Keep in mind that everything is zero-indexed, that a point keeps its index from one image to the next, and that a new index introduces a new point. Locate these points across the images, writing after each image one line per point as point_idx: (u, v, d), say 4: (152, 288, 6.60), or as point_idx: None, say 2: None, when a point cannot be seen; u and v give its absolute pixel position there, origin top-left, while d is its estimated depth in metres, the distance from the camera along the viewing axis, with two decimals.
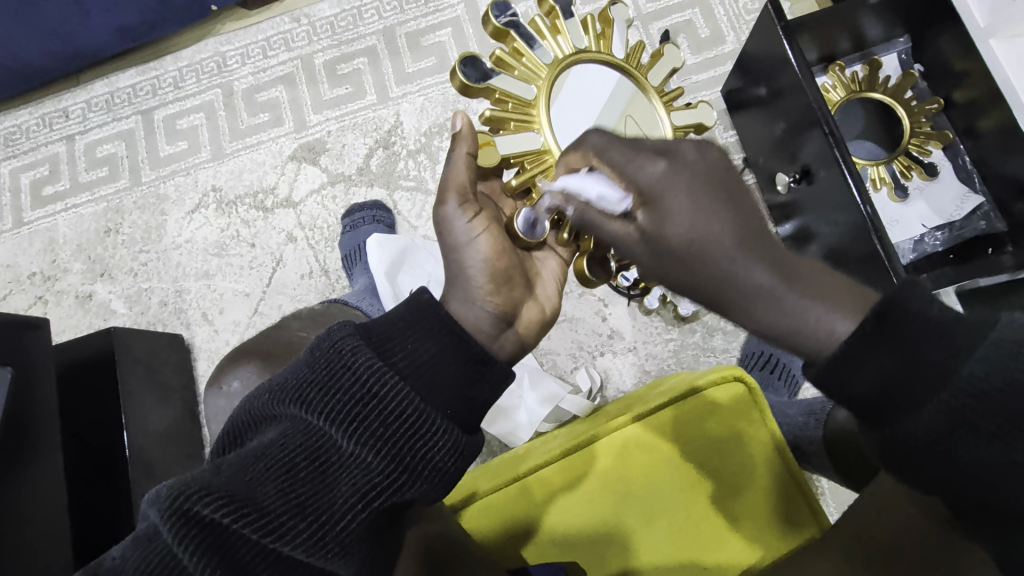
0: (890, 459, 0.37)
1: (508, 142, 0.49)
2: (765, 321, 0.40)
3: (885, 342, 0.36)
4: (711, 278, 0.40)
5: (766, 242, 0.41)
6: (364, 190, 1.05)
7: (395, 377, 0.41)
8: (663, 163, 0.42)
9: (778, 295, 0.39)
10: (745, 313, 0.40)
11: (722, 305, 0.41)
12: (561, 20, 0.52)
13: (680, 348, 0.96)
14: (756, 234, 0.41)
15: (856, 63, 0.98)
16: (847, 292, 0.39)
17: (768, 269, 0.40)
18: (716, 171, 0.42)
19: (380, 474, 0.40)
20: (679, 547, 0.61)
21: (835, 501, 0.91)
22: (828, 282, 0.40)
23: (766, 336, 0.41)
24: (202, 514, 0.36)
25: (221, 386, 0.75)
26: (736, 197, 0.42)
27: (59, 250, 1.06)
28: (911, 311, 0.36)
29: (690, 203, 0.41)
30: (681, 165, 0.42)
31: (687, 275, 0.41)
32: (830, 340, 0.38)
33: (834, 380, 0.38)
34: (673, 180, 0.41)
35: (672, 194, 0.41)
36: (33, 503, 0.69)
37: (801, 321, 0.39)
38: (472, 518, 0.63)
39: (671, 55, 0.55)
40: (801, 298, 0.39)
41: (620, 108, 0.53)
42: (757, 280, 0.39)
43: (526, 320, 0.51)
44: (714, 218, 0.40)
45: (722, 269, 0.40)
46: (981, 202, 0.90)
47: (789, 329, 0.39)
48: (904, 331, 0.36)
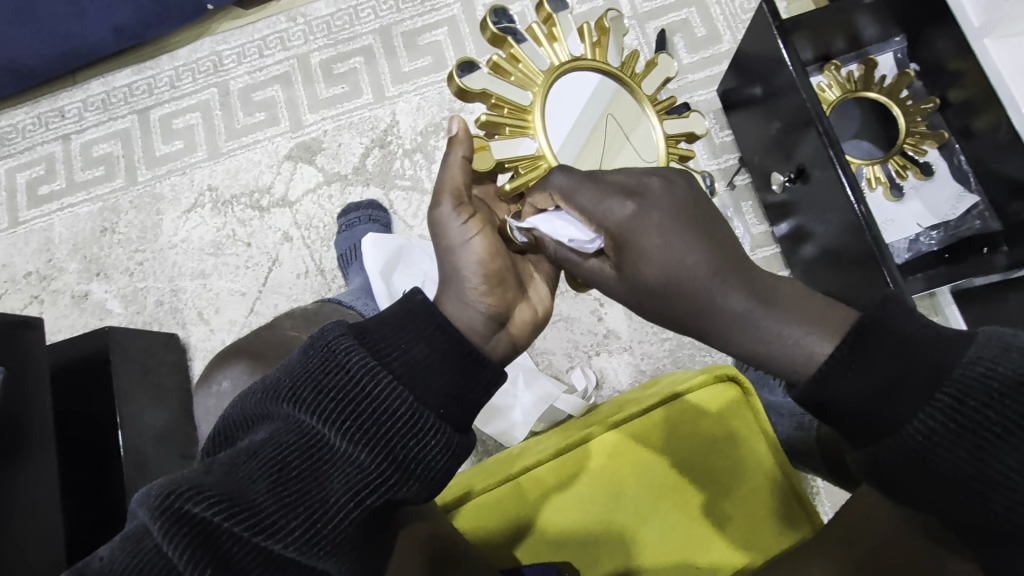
0: (878, 474, 0.38)
1: (501, 148, 0.49)
2: (747, 347, 0.40)
3: (855, 373, 0.37)
4: (691, 311, 0.41)
5: (739, 269, 0.41)
6: (360, 190, 1.05)
7: (387, 377, 0.41)
8: (631, 205, 0.42)
9: (754, 321, 0.40)
10: (722, 339, 0.41)
11: (699, 332, 0.42)
12: (558, 27, 0.51)
13: (676, 348, 0.95)
14: (733, 261, 0.41)
15: (852, 62, 0.98)
16: (824, 311, 0.40)
17: (745, 296, 0.40)
18: (686, 204, 0.42)
19: (373, 472, 0.40)
20: (673, 547, 0.61)
21: (830, 500, 0.91)
22: (813, 301, 0.41)
23: (750, 360, 0.41)
24: (193, 512, 0.36)
25: (213, 385, 0.75)
26: (708, 225, 0.42)
27: (55, 249, 1.06)
28: (888, 327, 0.37)
29: (660, 241, 0.41)
30: (650, 205, 0.42)
31: (667, 309, 0.43)
32: (809, 361, 0.38)
33: (823, 397, 0.38)
34: (642, 220, 0.41)
35: (642, 237, 0.41)
36: (27, 503, 0.69)
37: (778, 342, 0.39)
38: (466, 519, 0.62)
39: (665, 65, 0.55)
40: (777, 322, 0.40)
41: (599, 110, 0.53)
42: (734, 310, 0.40)
43: (520, 321, 0.51)
44: (687, 254, 0.41)
45: (700, 301, 0.41)
46: (976, 202, 0.90)
47: (766, 347, 0.40)
48: (878, 356, 0.36)
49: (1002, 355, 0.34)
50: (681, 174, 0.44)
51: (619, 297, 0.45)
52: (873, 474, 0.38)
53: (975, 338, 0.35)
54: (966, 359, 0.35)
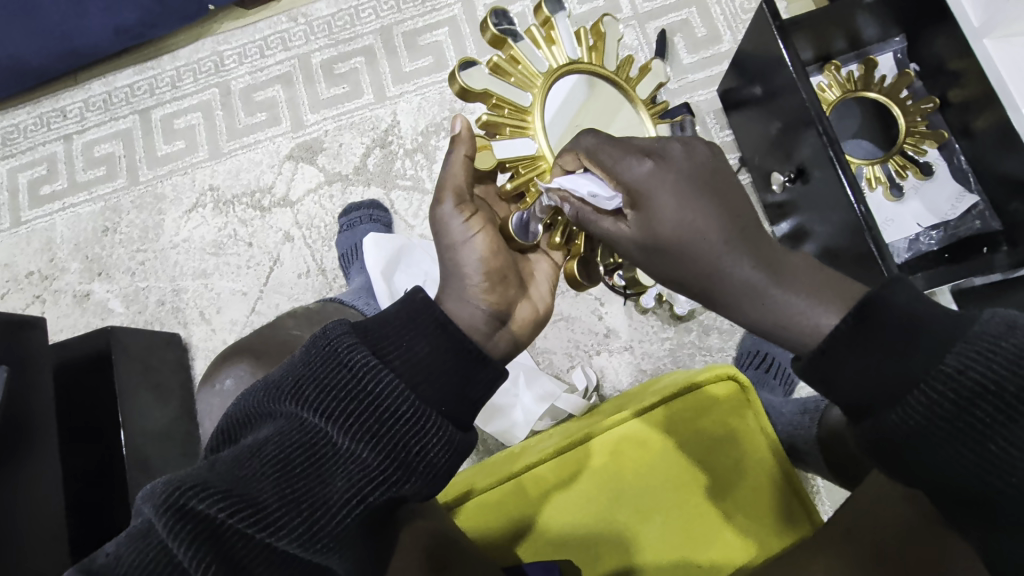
0: (874, 450, 0.38)
1: (504, 148, 0.50)
2: (751, 317, 0.40)
3: (871, 340, 0.36)
4: (699, 277, 0.41)
5: (752, 236, 0.41)
6: (361, 189, 1.05)
7: (390, 375, 0.42)
8: (649, 163, 0.42)
9: (764, 291, 0.39)
10: (728, 307, 0.41)
11: (710, 301, 0.42)
12: (556, 30, 0.52)
13: (676, 347, 0.96)
14: (744, 229, 0.41)
15: (852, 62, 0.98)
16: (834, 283, 0.40)
17: (755, 265, 0.40)
18: (702, 169, 0.42)
19: (375, 469, 0.41)
20: (674, 545, 0.61)
21: (830, 499, 0.91)
22: (821, 274, 0.40)
23: (753, 330, 0.41)
24: (197, 509, 0.36)
25: (216, 384, 0.75)
26: (723, 193, 0.42)
27: (57, 249, 1.06)
28: (896, 304, 0.36)
29: (675, 203, 0.41)
30: (667, 164, 0.42)
31: (675, 272, 0.42)
32: (815, 333, 0.38)
33: (823, 374, 0.38)
34: (659, 179, 0.41)
35: (659, 194, 0.41)
36: (30, 502, 0.70)
37: (785, 313, 0.39)
38: (468, 517, 0.63)
39: (658, 70, 0.56)
40: (787, 293, 0.39)
41: (575, 117, 0.52)
42: (743, 279, 0.40)
43: (521, 319, 0.52)
44: (699, 217, 0.41)
45: (708, 265, 0.40)
46: (976, 202, 0.90)
47: (771, 324, 0.39)
48: (891, 325, 0.36)
49: (1006, 332, 0.34)
50: (703, 142, 0.44)
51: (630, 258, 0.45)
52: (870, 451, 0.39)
53: (980, 321, 0.35)
54: (969, 336, 0.35)
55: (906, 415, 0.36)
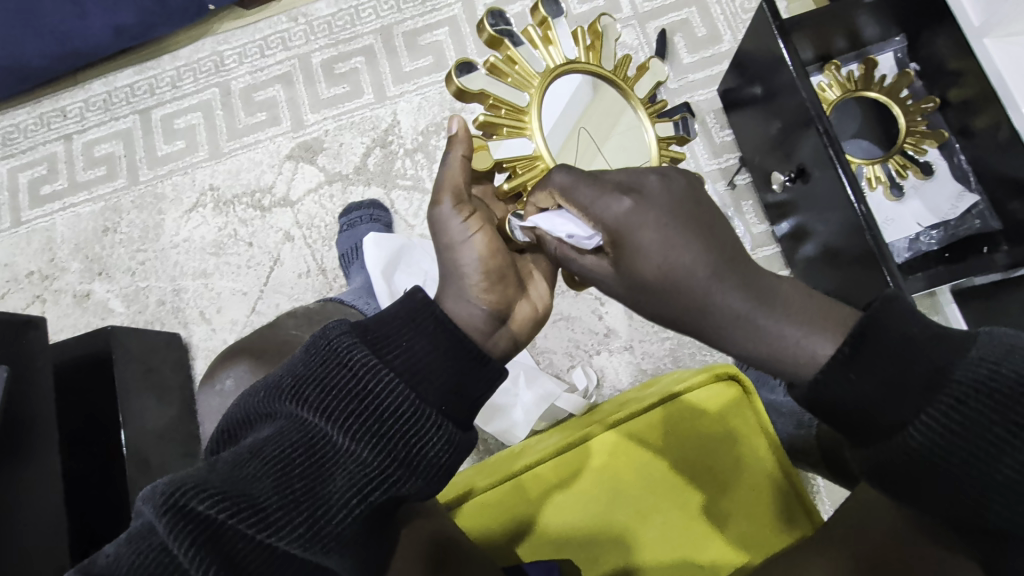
0: (876, 473, 0.39)
1: (502, 148, 0.50)
2: (742, 346, 0.41)
3: (867, 370, 0.37)
4: (688, 310, 0.41)
5: (737, 268, 0.41)
6: (361, 189, 1.05)
7: (389, 374, 0.42)
8: (628, 202, 0.41)
9: (751, 319, 0.40)
10: (722, 340, 0.41)
11: (703, 333, 0.42)
12: (553, 30, 0.52)
13: (676, 346, 0.96)
14: (728, 260, 0.41)
15: (853, 62, 0.98)
16: (826, 312, 0.40)
17: (743, 297, 0.40)
18: (682, 201, 0.42)
19: (375, 469, 0.41)
20: (675, 544, 0.62)
21: (830, 498, 0.91)
22: (813, 299, 0.41)
23: (749, 362, 0.41)
24: (197, 510, 0.36)
25: (216, 383, 0.76)
26: (703, 225, 0.42)
27: (57, 249, 1.06)
28: (893, 329, 0.37)
29: (656, 243, 0.41)
30: (646, 202, 0.41)
31: (660, 307, 0.42)
32: (812, 364, 0.39)
33: (824, 397, 0.38)
34: (638, 218, 0.41)
35: (637, 232, 0.41)
36: (31, 503, 0.70)
37: (779, 345, 0.40)
38: (468, 517, 0.63)
39: (657, 69, 0.55)
40: (776, 323, 0.40)
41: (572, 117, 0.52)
42: (733, 309, 0.40)
43: (520, 317, 0.52)
44: (682, 255, 0.40)
45: (694, 301, 0.40)
46: (976, 201, 0.90)
47: (764, 353, 0.40)
48: (885, 355, 0.37)
49: (1005, 356, 0.35)
50: (680, 172, 0.44)
51: (615, 293, 0.44)
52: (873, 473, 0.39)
53: (980, 341, 0.37)
54: (968, 360, 0.36)
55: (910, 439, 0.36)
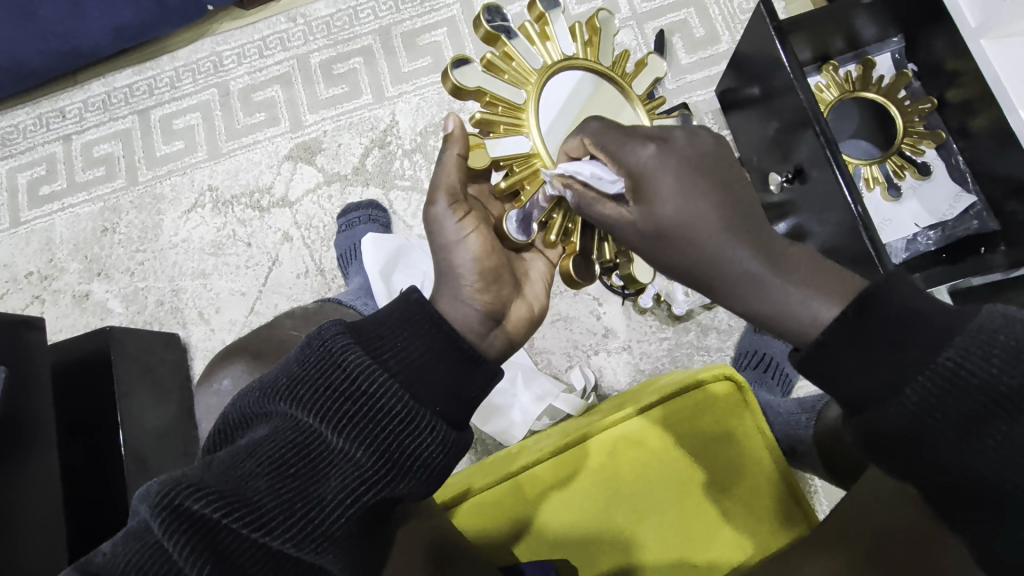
0: (870, 445, 0.38)
1: (499, 146, 0.50)
2: (747, 305, 0.41)
3: (869, 330, 0.37)
4: (703, 264, 0.41)
5: (748, 224, 0.41)
6: (360, 190, 1.05)
7: (384, 375, 0.42)
8: (652, 147, 0.42)
9: (761, 281, 0.40)
10: (726, 295, 0.42)
11: (715, 288, 0.42)
12: (551, 26, 0.52)
13: (674, 347, 0.96)
14: (741, 216, 0.42)
15: (851, 63, 0.98)
16: (834, 282, 0.39)
17: (753, 255, 0.40)
18: (705, 157, 0.43)
19: (369, 469, 0.41)
20: (671, 545, 0.62)
21: (828, 499, 0.91)
22: (819, 266, 0.40)
23: (753, 320, 0.41)
24: (191, 510, 0.36)
25: (212, 385, 0.76)
26: (723, 181, 0.42)
27: (57, 249, 1.06)
28: (896, 297, 0.37)
29: (676, 188, 0.41)
30: (670, 150, 0.42)
31: (678, 259, 0.42)
32: (810, 332, 0.38)
33: (821, 368, 0.38)
34: (663, 164, 0.42)
35: (661, 176, 0.42)
36: (30, 503, 0.70)
37: (783, 305, 0.39)
38: (464, 516, 0.63)
39: (654, 66, 0.56)
40: (784, 284, 0.39)
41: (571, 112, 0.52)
42: (743, 267, 0.40)
43: (515, 318, 0.52)
44: (699, 204, 0.41)
45: (710, 250, 0.41)
46: (974, 202, 0.90)
47: (772, 312, 0.40)
48: (890, 316, 0.36)
49: (1003, 327, 0.34)
50: (709, 132, 0.45)
51: (628, 245, 0.45)
52: (868, 446, 0.38)
53: (980, 314, 0.35)
54: (968, 328, 0.35)
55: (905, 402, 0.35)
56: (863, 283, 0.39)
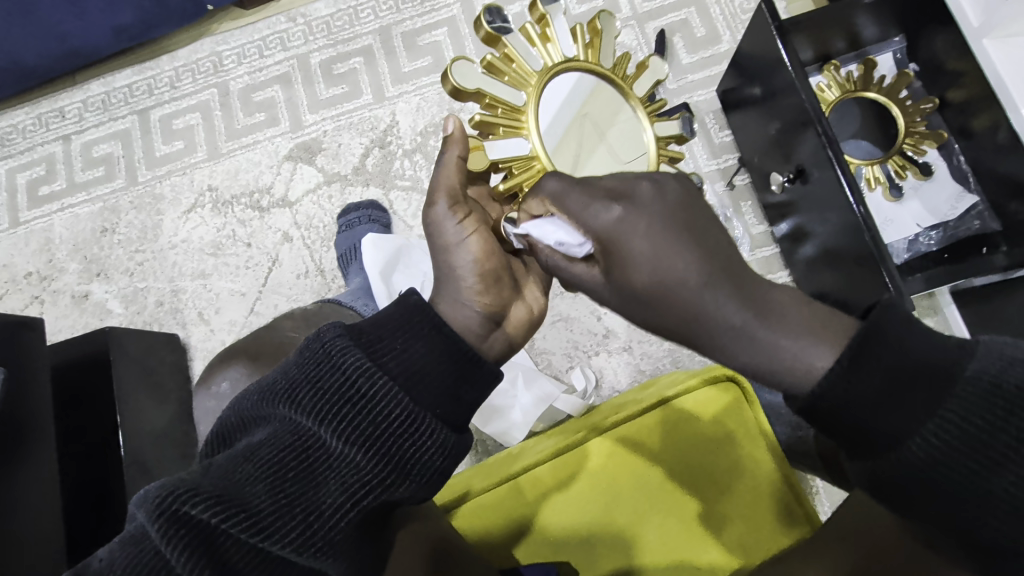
0: (876, 485, 0.37)
1: (498, 148, 0.49)
2: (742, 359, 0.39)
3: (857, 384, 0.36)
4: (679, 319, 0.40)
5: (730, 279, 0.40)
6: (360, 190, 1.05)
7: (384, 377, 0.41)
8: (618, 209, 0.41)
9: (750, 334, 0.39)
10: (716, 351, 0.40)
11: (696, 342, 0.41)
12: (551, 28, 0.51)
13: (675, 347, 0.96)
14: (722, 268, 0.40)
15: (853, 62, 0.98)
16: (826, 322, 0.39)
17: (739, 307, 0.39)
18: (675, 210, 0.41)
19: (368, 473, 0.41)
20: (672, 547, 0.61)
21: (829, 500, 0.91)
22: (811, 311, 0.40)
23: (746, 370, 0.40)
24: (189, 515, 0.36)
25: (212, 386, 0.76)
26: (699, 234, 0.41)
27: (56, 249, 1.06)
28: (892, 335, 0.36)
29: (646, 249, 0.40)
30: (637, 209, 0.41)
31: (654, 316, 0.41)
32: (809, 376, 0.38)
33: (816, 415, 0.37)
34: (630, 224, 0.40)
35: (629, 239, 0.40)
36: (29, 504, 0.69)
37: (776, 356, 0.38)
38: (464, 518, 0.63)
39: (656, 67, 0.55)
40: (776, 335, 0.39)
41: (571, 115, 0.52)
42: (729, 320, 0.39)
43: (515, 320, 0.52)
44: (674, 262, 0.40)
45: (689, 310, 0.40)
46: (975, 202, 0.90)
47: (768, 366, 0.39)
48: (879, 368, 0.36)
49: (1005, 367, 0.35)
50: (676, 178, 0.43)
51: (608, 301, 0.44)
52: (872, 486, 0.38)
53: (979, 354, 0.36)
54: (969, 373, 0.35)
55: (913, 447, 0.35)
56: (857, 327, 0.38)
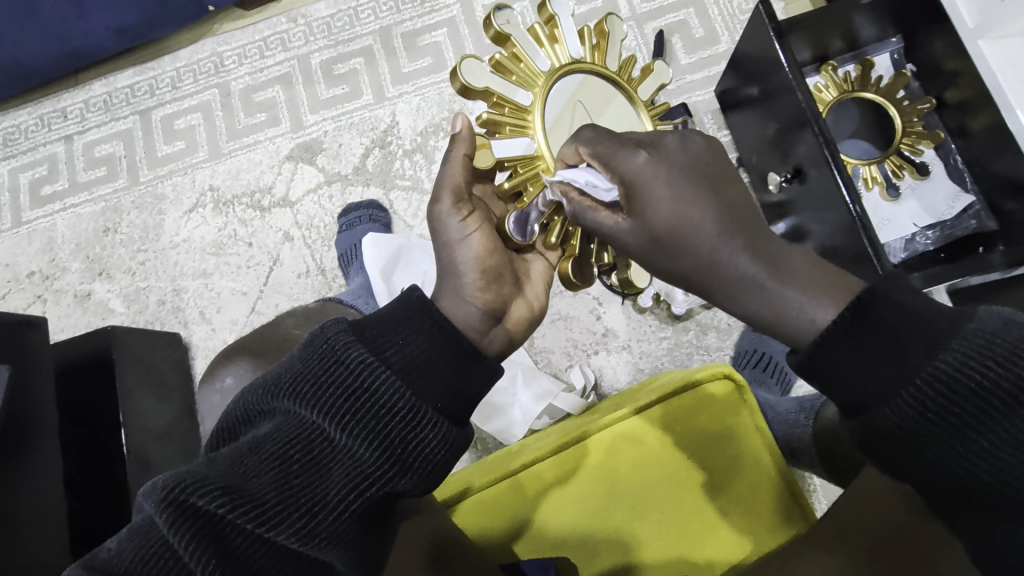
0: (867, 445, 0.39)
1: (502, 147, 0.51)
2: (749, 311, 0.40)
3: (857, 338, 0.37)
4: (695, 268, 0.40)
5: (751, 230, 0.40)
6: (361, 190, 1.06)
7: (386, 371, 0.42)
8: (644, 154, 0.41)
9: (760, 285, 0.39)
10: (728, 304, 0.40)
11: (708, 293, 0.41)
12: (559, 29, 0.52)
13: (674, 346, 0.96)
14: (740, 222, 0.40)
15: (849, 63, 0.99)
16: (834, 279, 0.39)
17: (753, 258, 0.39)
18: (700, 162, 0.42)
19: (371, 465, 0.41)
20: (669, 541, 0.62)
21: (827, 497, 0.92)
22: (820, 269, 0.40)
23: (750, 323, 0.40)
24: (196, 505, 0.36)
25: (216, 382, 0.76)
26: (719, 188, 0.41)
27: (58, 249, 1.07)
28: (890, 300, 0.36)
29: (669, 192, 0.41)
30: (663, 156, 0.41)
31: (674, 264, 0.41)
32: (810, 330, 0.38)
33: (818, 366, 0.38)
34: (654, 169, 0.41)
35: (653, 184, 0.41)
36: (32, 502, 0.70)
37: (783, 310, 0.39)
38: (465, 514, 0.63)
39: (660, 72, 0.56)
40: (786, 289, 0.39)
41: (578, 115, 0.53)
42: (741, 271, 0.39)
43: (515, 316, 0.52)
44: (693, 208, 0.40)
45: (706, 256, 0.40)
46: (971, 201, 0.91)
47: (768, 318, 0.39)
48: (879, 327, 0.36)
49: (999, 329, 0.35)
50: (701, 135, 0.44)
51: (628, 252, 0.44)
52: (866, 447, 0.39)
53: (978, 316, 0.36)
54: (965, 333, 0.35)
55: (899, 411, 0.36)
56: (864, 286, 0.39)
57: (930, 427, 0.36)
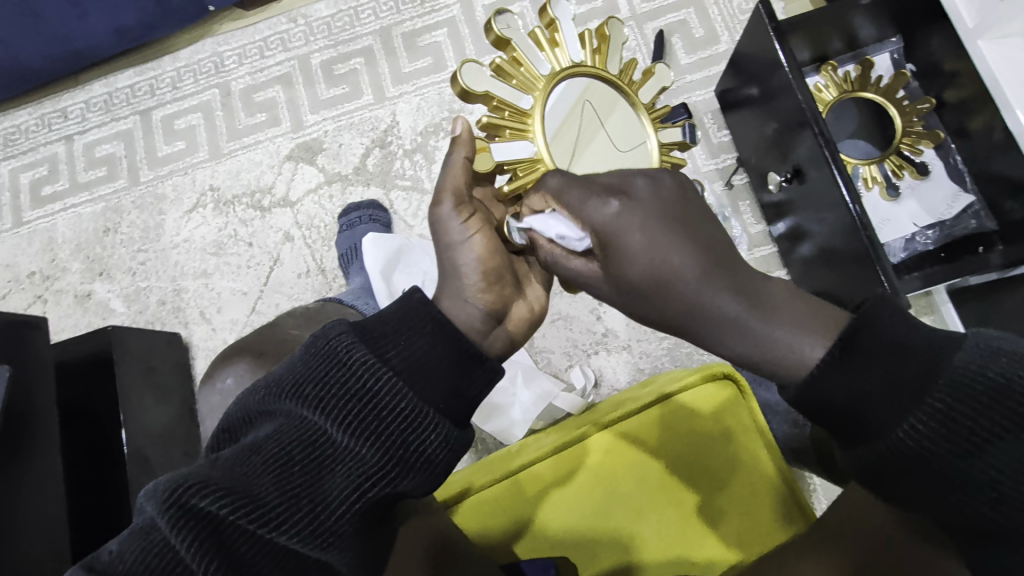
0: (865, 475, 0.39)
1: (502, 150, 0.50)
2: (736, 347, 0.40)
3: (855, 372, 0.37)
4: (679, 311, 0.41)
5: (727, 269, 0.41)
6: (361, 190, 1.06)
7: (388, 372, 0.42)
8: (615, 204, 0.41)
9: (744, 324, 0.40)
10: (712, 342, 0.41)
11: (689, 333, 0.42)
12: (560, 33, 0.52)
13: (674, 346, 0.96)
14: (718, 261, 0.41)
15: (848, 63, 0.99)
16: (822, 313, 0.41)
17: (733, 297, 0.40)
18: (673, 205, 0.42)
19: (373, 465, 0.41)
20: (670, 542, 0.62)
21: (826, 496, 0.92)
22: (803, 302, 0.41)
23: (743, 363, 0.41)
24: (198, 506, 0.36)
25: (217, 382, 0.76)
26: (695, 229, 0.42)
27: (58, 249, 1.07)
28: (880, 333, 0.37)
29: (643, 242, 0.41)
30: (634, 205, 0.42)
31: (652, 309, 0.42)
32: (801, 366, 0.39)
33: (814, 398, 0.38)
34: (626, 219, 0.41)
35: (626, 234, 0.41)
36: (33, 502, 0.70)
37: (771, 345, 0.40)
38: (466, 514, 0.63)
39: (662, 74, 0.56)
40: (773, 327, 0.40)
41: (579, 119, 0.53)
42: (724, 312, 0.40)
43: (516, 318, 0.52)
44: (670, 256, 0.41)
45: (685, 300, 0.41)
46: (971, 201, 0.91)
47: (762, 357, 0.40)
48: (874, 357, 0.37)
49: (991, 357, 0.36)
50: (671, 174, 0.44)
51: (606, 296, 0.45)
52: (865, 477, 0.39)
53: (967, 346, 0.36)
54: (956, 362, 0.36)
55: (901, 441, 0.36)
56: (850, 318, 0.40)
57: (935, 454, 0.36)
